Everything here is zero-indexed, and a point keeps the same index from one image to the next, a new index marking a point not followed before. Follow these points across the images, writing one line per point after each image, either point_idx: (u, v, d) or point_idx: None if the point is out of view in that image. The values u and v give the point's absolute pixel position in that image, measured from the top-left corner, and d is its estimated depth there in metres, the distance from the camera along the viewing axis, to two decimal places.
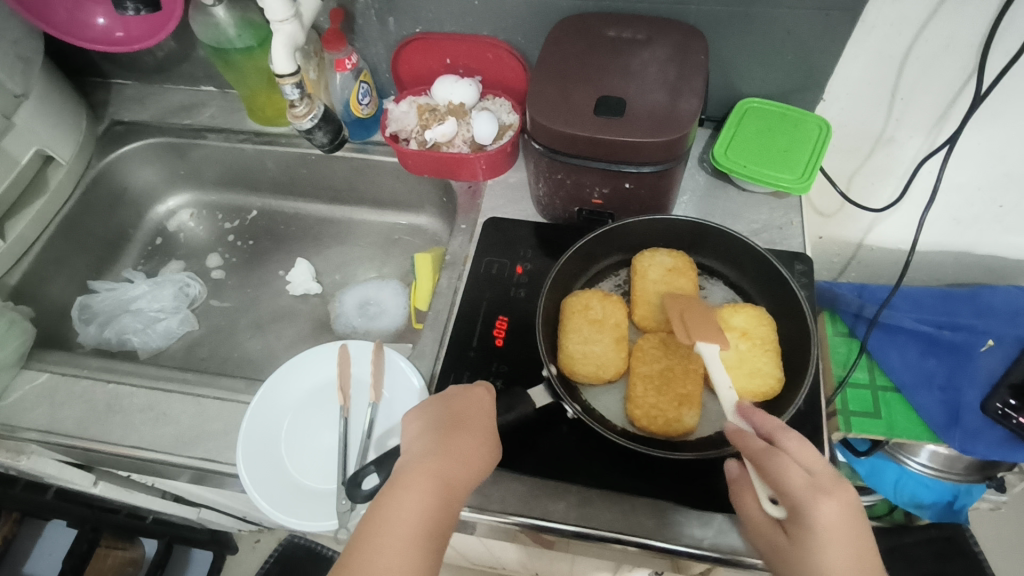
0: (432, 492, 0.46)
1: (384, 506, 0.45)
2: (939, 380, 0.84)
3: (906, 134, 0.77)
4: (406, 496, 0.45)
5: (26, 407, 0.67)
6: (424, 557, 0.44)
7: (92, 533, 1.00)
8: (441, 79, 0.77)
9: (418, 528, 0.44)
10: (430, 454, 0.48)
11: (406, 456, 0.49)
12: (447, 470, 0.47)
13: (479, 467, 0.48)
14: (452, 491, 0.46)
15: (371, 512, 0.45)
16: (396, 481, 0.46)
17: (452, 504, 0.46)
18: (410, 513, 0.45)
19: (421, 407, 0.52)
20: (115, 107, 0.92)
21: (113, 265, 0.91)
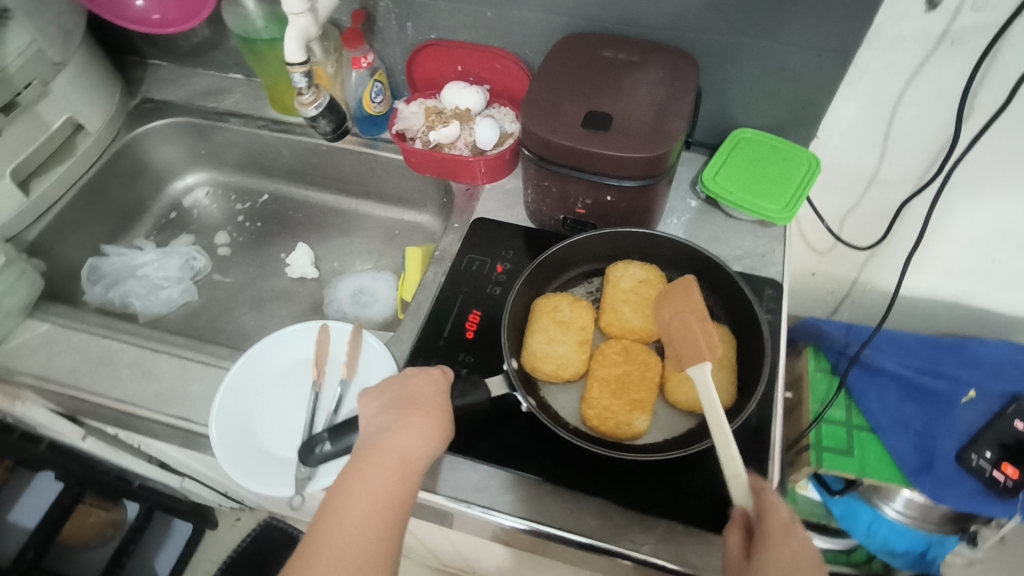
0: (392, 467, 0.49)
1: (347, 482, 0.48)
2: (915, 426, 0.84)
3: (897, 177, 0.78)
4: (367, 472, 0.48)
5: (25, 353, 0.71)
6: (387, 526, 0.47)
7: (77, 489, 1.04)
8: (450, 86, 0.81)
9: (380, 501, 0.47)
10: (387, 432, 0.50)
11: (366, 432, 0.51)
12: (405, 446, 0.49)
13: (436, 441, 0.51)
14: (410, 465, 0.49)
15: (335, 487, 0.48)
16: (358, 457, 0.49)
17: (412, 477, 0.49)
18: (372, 487, 0.48)
19: (380, 386, 0.54)
20: (148, 85, 0.98)
21: (127, 232, 0.96)
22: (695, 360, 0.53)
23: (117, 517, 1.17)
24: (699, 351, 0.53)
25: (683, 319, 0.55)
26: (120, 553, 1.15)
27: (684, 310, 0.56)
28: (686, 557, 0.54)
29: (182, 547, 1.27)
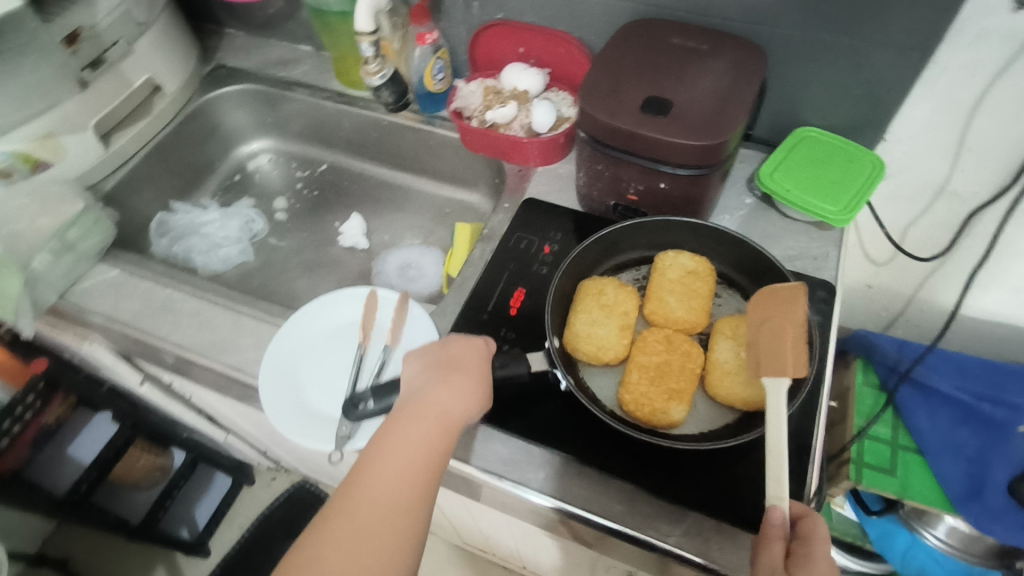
0: (434, 422, 0.50)
1: (389, 433, 0.49)
2: (968, 452, 0.80)
3: (970, 189, 0.74)
4: (408, 425, 0.49)
5: (95, 294, 0.76)
6: (426, 477, 0.48)
7: (130, 431, 1.10)
8: (511, 66, 0.81)
9: (420, 453, 0.49)
10: (429, 393, 0.51)
11: (408, 390, 0.53)
12: (446, 403, 0.51)
13: (476, 402, 0.52)
14: (451, 421, 0.50)
15: (377, 438, 0.50)
16: (399, 411, 0.51)
17: (452, 433, 0.50)
18: (413, 442, 0.49)
19: (421, 350, 0.55)
20: (223, 53, 1.02)
21: (194, 191, 1.00)
22: (774, 372, 0.50)
23: (164, 463, 1.23)
24: (781, 364, 0.50)
25: (776, 323, 0.51)
26: (164, 497, 1.21)
27: (777, 314, 0.52)
28: (710, 552, 0.54)
29: (220, 498, 1.33)
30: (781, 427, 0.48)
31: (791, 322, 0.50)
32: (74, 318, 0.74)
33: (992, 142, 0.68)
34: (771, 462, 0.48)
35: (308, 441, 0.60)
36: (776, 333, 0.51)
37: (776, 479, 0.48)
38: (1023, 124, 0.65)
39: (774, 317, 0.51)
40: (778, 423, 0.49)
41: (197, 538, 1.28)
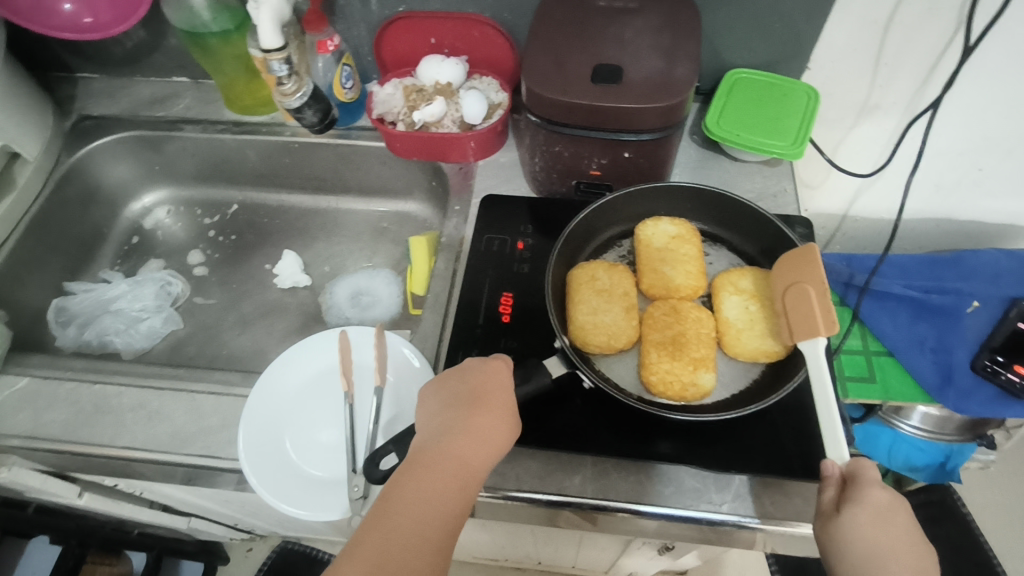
0: (450, 474, 0.45)
1: (401, 487, 0.44)
2: (930, 342, 0.85)
3: (889, 101, 0.77)
4: (424, 478, 0.44)
5: (5, 414, 0.63)
6: (439, 540, 0.43)
7: (79, 549, 0.98)
8: (427, 60, 0.76)
9: (433, 511, 0.43)
10: (448, 434, 0.46)
11: (424, 434, 0.48)
12: (466, 451, 0.46)
13: (500, 448, 0.47)
14: (469, 474, 0.45)
15: (388, 492, 0.44)
16: (414, 461, 0.45)
17: (472, 488, 0.45)
18: (429, 492, 0.44)
19: (439, 381, 0.51)
20: (83, 101, 0.89)
21: (89, 266, 0.87)
22: (807, 333, 0.49)
23: (123, 570, 1.10)
24: (812, 325, 0.49)
25: (802, 286, 0.51)
26: None
27: (804, 277, 0.51)
28: (764, 509, 0.53)
29: None
30: (829, 390, 0.46)
31: (813, 283, 0.50)
32: None
33: (907, 53, 0.71)
34: (823, 421, 0.46)
35: (318, 514, 0.53)
36: (803, 296, 0.50)
37: (834, 440, 0.46)
38: (932, 29, 0.68)
39: (802, 280, 0.51)
40: (824, 385, 0.47)
41: None
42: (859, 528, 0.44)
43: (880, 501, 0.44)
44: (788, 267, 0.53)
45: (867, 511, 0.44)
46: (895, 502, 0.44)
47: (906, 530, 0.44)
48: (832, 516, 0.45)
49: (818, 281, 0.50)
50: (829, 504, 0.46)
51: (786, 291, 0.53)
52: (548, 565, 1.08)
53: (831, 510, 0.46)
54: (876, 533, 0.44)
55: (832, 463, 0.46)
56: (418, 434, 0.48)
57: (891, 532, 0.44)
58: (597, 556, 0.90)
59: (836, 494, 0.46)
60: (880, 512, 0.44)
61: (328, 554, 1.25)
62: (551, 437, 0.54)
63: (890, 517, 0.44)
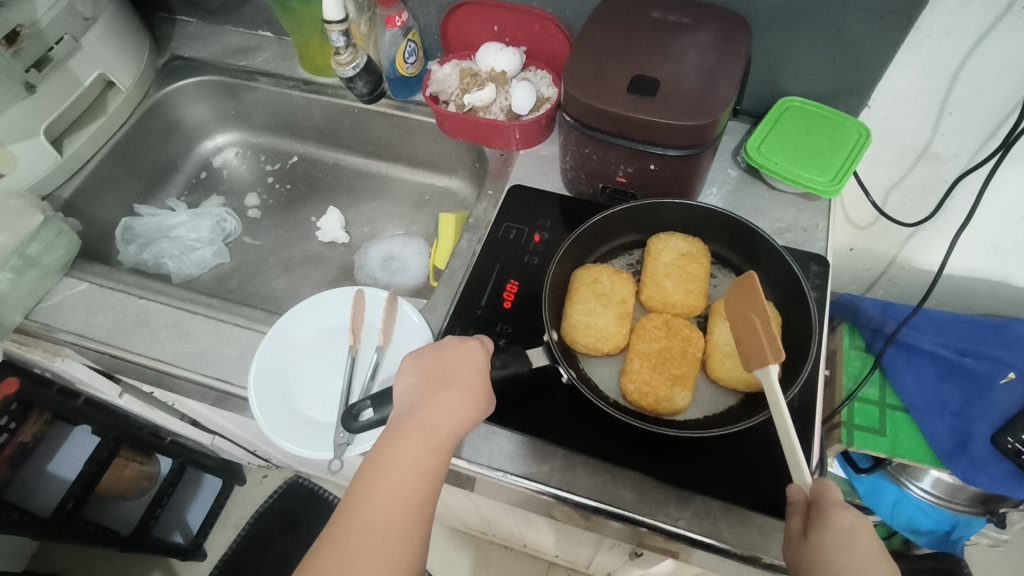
0: (424, 441, 0.48)
1: (379, 456, 0.48)
2: (951, 407, 0.82)
3: (950, 151, 0.74)
4: (399, 446, 0.48)
5: (64, 311, 0.72)
6: (419, 501, 0.47)
7: (113, 443, 1.07)
8: (486, 46, 0.78)
9: (411, 474, 0.47)
10: (421, 405, 0.50)
11: (399, 407, 0.51)
12: (438, 419, 0.49)
13: (469, 418, 0.50)
14: (439, 442, 0.49)
15: (367, 462, 0.48)
16: (390, 432, 0.49)
17: (445, 452, 0.49)
18: (404, 458, 0.48)
19: (414, 358, 0.54)
20: (177, 42, 0.97)
21: (159, 192, 0.96)
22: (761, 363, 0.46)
23: (152, 470, 1.21)
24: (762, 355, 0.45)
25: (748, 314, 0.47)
26: (155, 505, 1.20)
27: (750, 304, 0.47)
28: (720, 532, 0.53)
29: (214, 498, 1.34)
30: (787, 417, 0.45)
31: (757, 311, 0.46)
32: (44, 338, 0.70)
33: (975, 105, 0.68)
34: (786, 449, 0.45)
35: (305, 451, 0.58)
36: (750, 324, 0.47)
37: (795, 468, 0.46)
38: (1005, 85, 0.65)
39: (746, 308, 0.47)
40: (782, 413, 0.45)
41: (192, 541, 1.29)
42: (823, 554, 0.44)
43: (847, 522, 0.45)
44: (734, 291, 0.49)
45: (833, 534, 0.44)
46: (860, 524, 0.45)
47: (873, 554, 0.44)
48: (799, 541, 0.46)
49: (761, 309, 0.46)
50: (796, 532, 0.47)
51: (736, 316, 0.49)
52: (532, 548, 1.12)
53: (798, 536, 0.46)
54: (844, 557, 0.44)
55: (796, 488, 0.47)
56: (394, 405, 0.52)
57: (857, 556, 0.44)
58: (572, 548, 0.93)
59: (800, 523, 0.47)
60: (846, 535, 0.44)
61: (333, 495, 1.35)
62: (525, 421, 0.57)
63: (855, 541, 0.44)
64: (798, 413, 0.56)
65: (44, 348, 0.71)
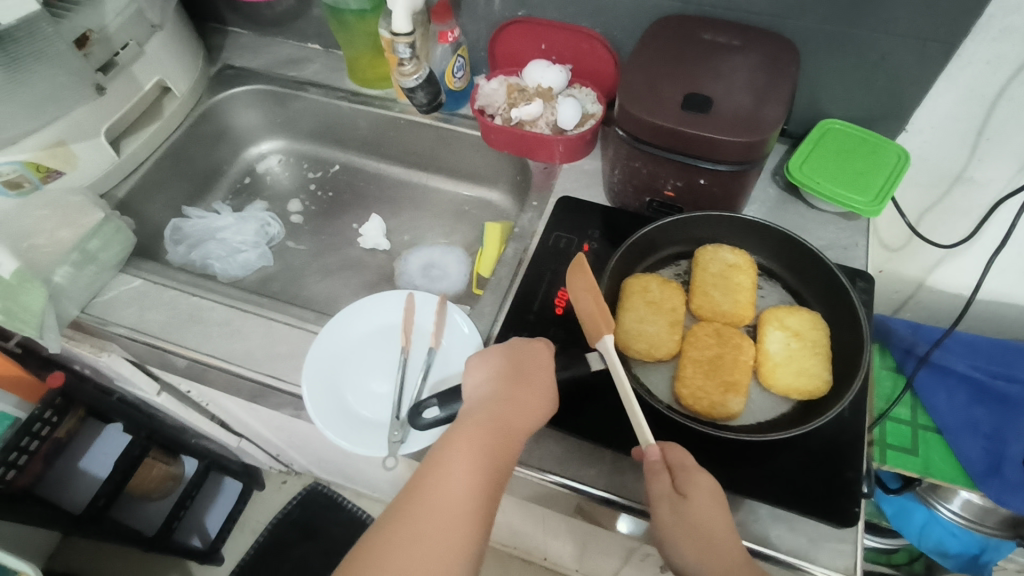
0: (496, 434, 0.50)
1: (452, 441, 0.50)
2: (984, 428, 0.82)
3: (985, 175, 0.75)
4: (472, 435, 0.50)
5: (119, 306, 0.73)
6: (488, 489, 0.48)
7: (144, 442, 1.08)
8: (533, 63, 0.81)
9: (482, 463, 0.49)
10: (494, 399, 0.52)
11: (471, 399, 0.53)
12: (509, 415, 0.51)
13: (538, 415, 0.52)
14: (510, 433, 0.50)
15: (440, 448, 0.50)
16: (463, 420, 0.51)
17: (514, 445, 0.50)
18: (477, 447, 0.49)
19: (486, 353, 0.56)
20: (229, 52, 1.00)
21: (205, 196, 0.98)
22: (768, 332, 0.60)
23: (176, 471, 1.22)
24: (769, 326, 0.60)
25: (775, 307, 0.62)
26: (178, 506, 1.20)
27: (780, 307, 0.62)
28: (768, 539, 0.55)
29: (233, 503, 1.34)
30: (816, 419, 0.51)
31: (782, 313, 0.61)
32: (97, 331, 0.72)
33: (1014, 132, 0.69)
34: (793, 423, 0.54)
35: (359, 448, 0.59)
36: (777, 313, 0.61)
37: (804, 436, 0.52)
38: None
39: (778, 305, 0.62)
40: (778, 373, 0.57)
41: (210, 545, 1.29)
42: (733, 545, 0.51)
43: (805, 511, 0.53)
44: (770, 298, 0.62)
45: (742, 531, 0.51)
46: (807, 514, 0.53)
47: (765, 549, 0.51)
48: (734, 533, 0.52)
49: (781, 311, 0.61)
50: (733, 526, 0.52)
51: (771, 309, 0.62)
52: (552, 562, 1.12)
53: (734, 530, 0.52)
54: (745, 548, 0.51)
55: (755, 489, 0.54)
56: (466, 397, 0.54)
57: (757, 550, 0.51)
58: (600, 560, 0.94)
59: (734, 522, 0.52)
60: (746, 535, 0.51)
61: (353, 503, 1.35)
62: (578, 425, 0.58)
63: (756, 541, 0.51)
64: (845, 424, 0.57)
65: (90, 342, 0.74)
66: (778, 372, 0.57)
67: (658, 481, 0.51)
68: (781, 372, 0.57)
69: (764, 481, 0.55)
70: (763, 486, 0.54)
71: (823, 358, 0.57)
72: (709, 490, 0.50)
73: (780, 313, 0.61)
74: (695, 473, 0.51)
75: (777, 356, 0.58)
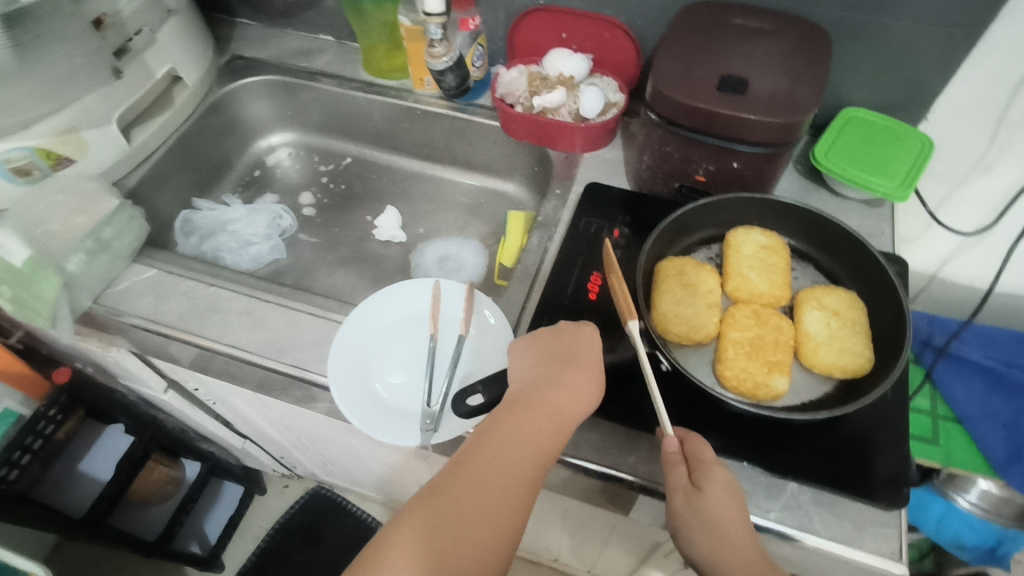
0: (547, 419, 0.48)
1: (502, 423, 0.48)
2: (1003, 418, 0.80)
3: (1006, 163, 0.72)
4: (523, 417, 0.48)
5: (133, 296, 0.71)
6: (533, 475, 0.47)
7: (147, 443, 1.05)
8: (555, 52, 0.80)
9: (530, 448, 0.47)
10: (546, 384, 0.50)
11: (520, 381, 0.51)
12: (560, 402, 0.49)
13: (590, 404, 0.50)
14: (560, 421, 0.49)
15: (488, 427, 0.48)
16: (514, 402, 0.49)
17: (564, 434, 0.49)
18: (526, 431, 0.47)
19: (537, 336, 0.54)
20: (238, 43, 0.98)
21: (213, 189, 0.96)
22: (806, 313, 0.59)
23: (177, 474, 1.19)
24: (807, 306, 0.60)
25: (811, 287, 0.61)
26: (179, 511, 1.17)
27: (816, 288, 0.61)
28: (812, 524, 0.54)
29: (235, 508, 1.30)
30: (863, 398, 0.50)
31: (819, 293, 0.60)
32: (111, 322, 0.70)
33: None
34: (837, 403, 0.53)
35: (391, 437, 0.58)
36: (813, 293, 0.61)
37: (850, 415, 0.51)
38: None
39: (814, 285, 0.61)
40: (819, 353, 0.57)
41: (211, 551, 1.25)
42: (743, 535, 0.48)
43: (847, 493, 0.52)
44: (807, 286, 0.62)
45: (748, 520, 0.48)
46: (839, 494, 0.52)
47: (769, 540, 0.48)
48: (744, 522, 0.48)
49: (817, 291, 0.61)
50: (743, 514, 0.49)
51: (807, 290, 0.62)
52: (563, 563, 1.11)
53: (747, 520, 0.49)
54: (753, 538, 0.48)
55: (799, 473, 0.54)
56: (516, 378, 0.52)
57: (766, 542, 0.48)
58: (620, 557, 0.92)
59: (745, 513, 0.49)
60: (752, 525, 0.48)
61: (357, 506, 1.32)
62: (617, 411, 0.57)
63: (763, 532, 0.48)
64: (885, 407, 0.57)
65: (98, 336, 0.71)
66: (820, 350, 0.57)
67: (674, 474, 0.49)
68: (823, 351, 0.57)
69: (809, 463, 0.54)
70: (805, 470, 0.53)
71: (863, 335, 0.57)
72: (725, 484, 0.48)
73: (817, 292, 0.61)
74: (714, 465, 0.49)
75: (817, 336, 0.57)
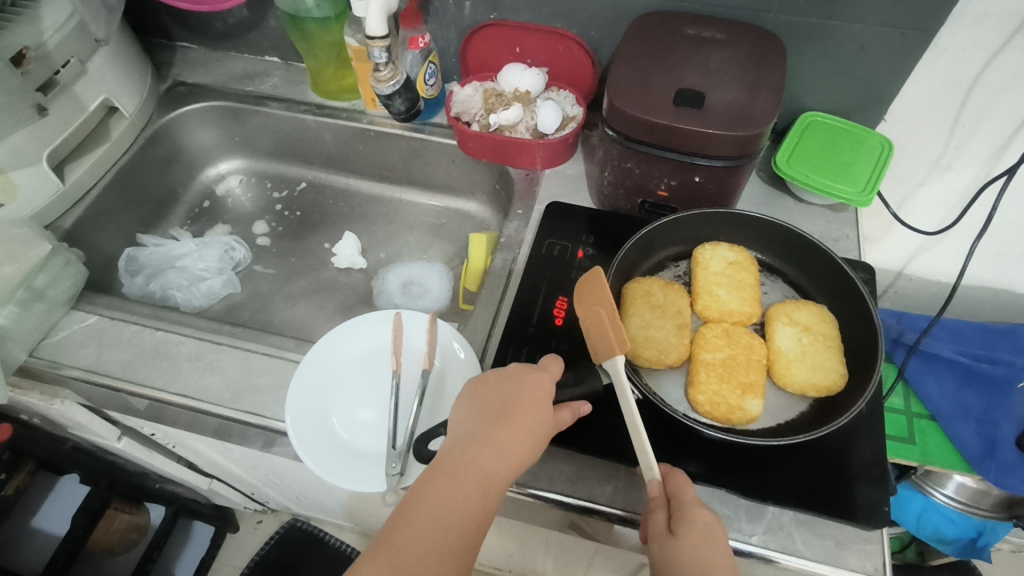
0: (473, 484, 0.45)
1: (424, 494, 0.45)
2: (975, 412, 0.80)
3: (962, 162, 0.74)
4: (447, 485, 0.45)
5: (73, 346, 0.67)
6: (461, 547, 0.44)
7: (104, 492, 1.00)
8: (509, 66, 0.78)
9: (456, 518, 0.44)
10: (475, 444, 0.47)
11: (451, 441, 0.48)
12: (490, 462, 0.46)
13: (524, 462, 0.48)
14: (486, 487, 0.46)
15: (411, 497, 0.45)
16: (438, 468, 0.46)
17: (492, 498, 0.46)
18: (450, 499, 0.45)
19: (476, 386, 0.52)
20: (179, 68, 0.94)
21: (161, 222, 0.92)
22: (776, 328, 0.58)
23: (141, 520, 1.13)
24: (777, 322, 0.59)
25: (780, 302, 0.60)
26: (145, 558, 1.11)
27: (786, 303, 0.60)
28: (794, 546, 0.52)
29: (205, 549, 1.25)
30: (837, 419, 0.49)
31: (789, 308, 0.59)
32: (49, 376, 0.65)
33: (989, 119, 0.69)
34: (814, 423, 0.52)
35: (356, 484, 0.55)
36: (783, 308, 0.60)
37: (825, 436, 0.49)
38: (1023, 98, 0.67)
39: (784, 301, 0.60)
40: (792, 370, 0.56)
41: None
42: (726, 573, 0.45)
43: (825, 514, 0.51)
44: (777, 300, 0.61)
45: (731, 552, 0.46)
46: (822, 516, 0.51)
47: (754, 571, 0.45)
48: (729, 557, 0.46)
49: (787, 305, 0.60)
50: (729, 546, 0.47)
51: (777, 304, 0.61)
52: None
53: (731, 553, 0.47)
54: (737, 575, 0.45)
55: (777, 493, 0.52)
56: (449, 437, 0.49)
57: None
58: None
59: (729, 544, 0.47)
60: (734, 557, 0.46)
61: (335, 538, 1.27)
62: (590, 442, 0.55)
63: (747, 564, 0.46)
64: (861, 419, 0.56)
65: (41, 390, 0.64)
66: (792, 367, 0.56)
67: (653, 517, 0.47)
68: (796, 368, 0.55)
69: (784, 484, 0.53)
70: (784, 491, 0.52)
71: (835, 350, 0.56)
72: (706, 526, 0.46)
73: (786, 308, 0.60)
74: (694, 506, 0.47)
75: (789, 353, 0.56)
